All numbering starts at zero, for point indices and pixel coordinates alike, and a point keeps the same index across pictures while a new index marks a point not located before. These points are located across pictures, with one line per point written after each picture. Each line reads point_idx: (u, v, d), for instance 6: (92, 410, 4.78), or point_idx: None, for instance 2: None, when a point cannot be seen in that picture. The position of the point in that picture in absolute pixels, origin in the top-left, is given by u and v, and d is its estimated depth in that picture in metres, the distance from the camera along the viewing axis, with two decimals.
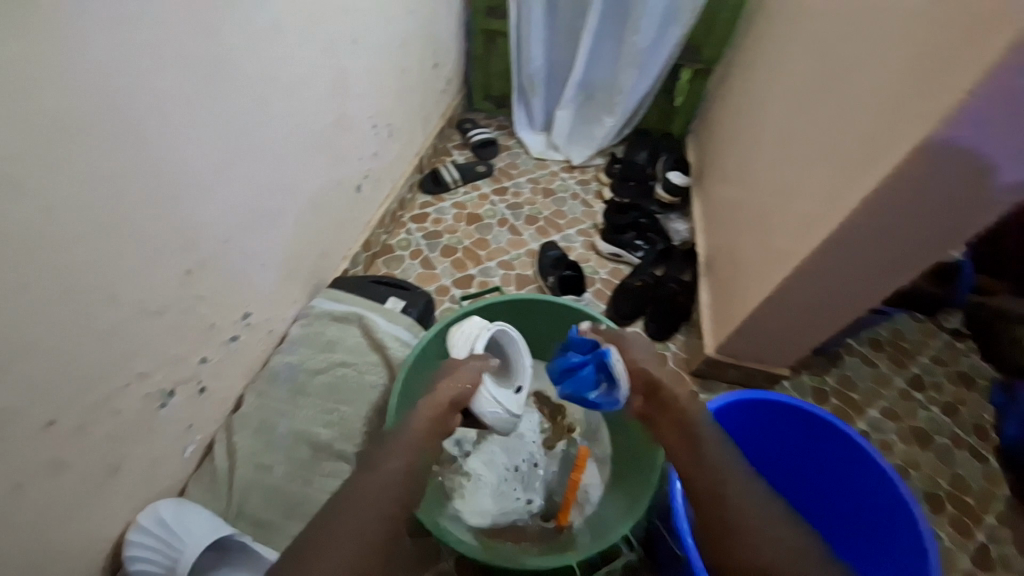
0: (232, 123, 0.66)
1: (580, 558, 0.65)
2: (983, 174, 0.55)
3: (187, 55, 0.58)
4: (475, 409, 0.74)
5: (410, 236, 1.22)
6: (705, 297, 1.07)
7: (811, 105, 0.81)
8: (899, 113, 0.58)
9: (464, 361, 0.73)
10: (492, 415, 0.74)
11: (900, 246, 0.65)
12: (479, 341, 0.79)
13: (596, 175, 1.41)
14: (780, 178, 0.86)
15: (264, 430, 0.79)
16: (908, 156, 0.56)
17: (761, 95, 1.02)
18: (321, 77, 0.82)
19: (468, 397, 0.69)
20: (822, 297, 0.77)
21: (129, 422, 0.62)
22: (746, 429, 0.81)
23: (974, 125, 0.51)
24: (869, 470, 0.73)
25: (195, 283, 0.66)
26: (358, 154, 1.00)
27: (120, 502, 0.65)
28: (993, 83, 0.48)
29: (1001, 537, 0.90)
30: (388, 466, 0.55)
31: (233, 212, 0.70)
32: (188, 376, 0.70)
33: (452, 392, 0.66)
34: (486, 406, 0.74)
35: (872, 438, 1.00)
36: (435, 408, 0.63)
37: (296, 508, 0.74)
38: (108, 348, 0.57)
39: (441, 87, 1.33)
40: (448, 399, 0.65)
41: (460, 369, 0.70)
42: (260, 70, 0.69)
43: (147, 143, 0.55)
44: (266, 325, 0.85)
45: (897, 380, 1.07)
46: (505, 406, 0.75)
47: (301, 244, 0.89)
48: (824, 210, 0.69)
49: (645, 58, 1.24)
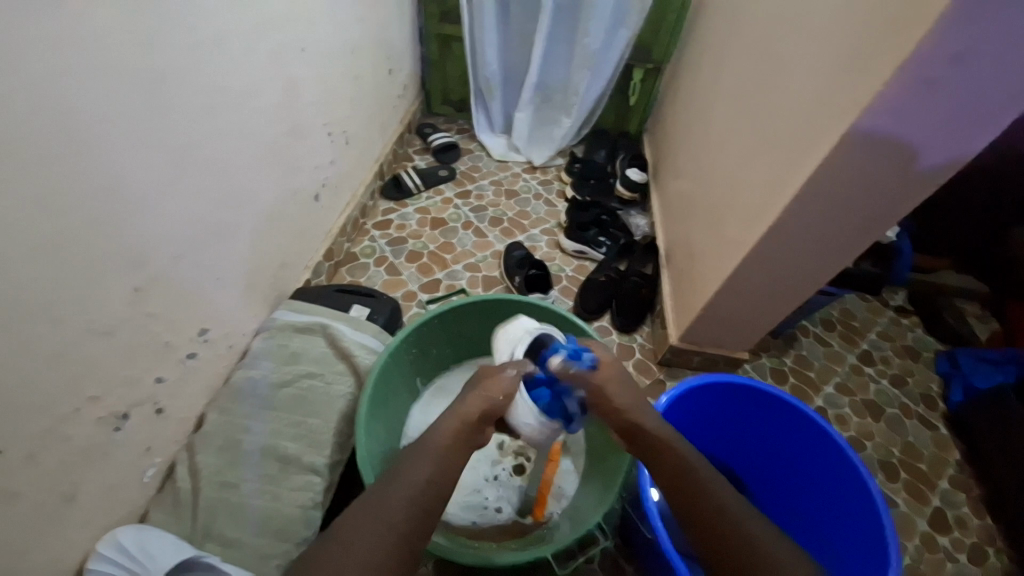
0: (178, 136, 0.65)
1: (551, 551, 0.65)
2: (906, 159, 0.59)
3: (126, 68, 0.56)
4: (512, 419, 0.67)
5: (375, 243, 1.22)
6: (666, 288, 1.10)
7: (751, 99, 0.85)
8: (827, 105, 0.62)
9: (499, 367, 0.64)
10: (527, 425, 0.66)
11: (838, 230, 0.69)
12: (520, 347, 0.69)
13: (557, 176, 1.44)
14: (727, 171, 0.90)
15: (228, 447, 0.77)
16: (837, 145, 0.59)
17: (708, 92, 1.06)
18: (270, 86, 0.81)
19: (501, 410, 0.62)
20: (772, 282, 0.81)
21: (82, 449, 0.60)
22: (710, 410, 0.84)
23: (891, 114, 0.55)
24: (828, 447, 0.76)
25: (145, 301, 0.64)
26: (314, 163, 0.99)
27: (77, 533, 0.62)
28: (907, 73, 0.51)
29: (954, 499, 0.95)
30: (400, 476, 0.54)
31: (184, 227, 0.69)
32: (143, 397, 0.68)
33: (480, 407, 0.59)
34: (522, 417, 0.66)
35: (828, 413, 1.05)
36: (463, 421, 0.59)
37: (265, 525, 0.72)
38: (54, 373, 0.54)
39: (398, 93, 1.33)
40: (476, 413, 0.59)
41: (495, 377, 0.62)
42: (205, 82, 0.67)
43: (86, 160, 0.54)
44: (226, 340, 0.83)
45: (848, 357, 1.13)
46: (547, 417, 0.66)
47: (258, 255, 0.87)
48: (767, 199, 0.73)
49: (597, 59, 1.28)
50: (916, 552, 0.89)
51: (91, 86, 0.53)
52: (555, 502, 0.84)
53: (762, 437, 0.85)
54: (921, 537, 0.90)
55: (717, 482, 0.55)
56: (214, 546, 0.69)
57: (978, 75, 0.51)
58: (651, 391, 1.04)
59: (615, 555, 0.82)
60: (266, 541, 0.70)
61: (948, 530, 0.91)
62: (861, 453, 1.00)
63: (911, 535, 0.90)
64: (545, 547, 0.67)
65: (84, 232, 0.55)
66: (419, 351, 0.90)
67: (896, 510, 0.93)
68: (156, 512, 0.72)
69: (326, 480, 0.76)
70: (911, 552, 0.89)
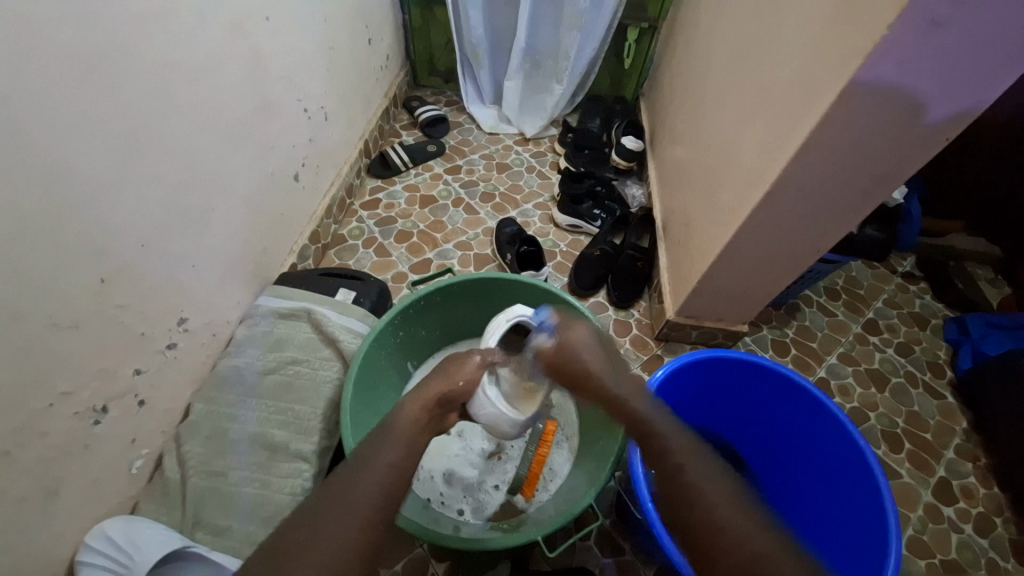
0: (130, 116, 0.61)
1: (546, 531, 0.64)
2: (911, 112, 0.55)
3: (61, 43, 0.52)
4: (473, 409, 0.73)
5: (363, 224, 1.19)
6: (662, 261, 1.06)
7: (747, 55, 0.80)
8: (827, 54, 0.57)
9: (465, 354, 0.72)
10: (485, 416, 0.72)
11: (840, 192, 0.65)
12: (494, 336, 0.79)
13: (550, 147, 1.40)
14: (723, 133, 0.86)
15: (215, 436, 0.77)
16: (836, 101, 0.54)
17: (704, 50, 1.00)
18: (234, 60, 0.76)
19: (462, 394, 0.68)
20: (770, 250, 0.77)
21: (60, 444, 0.59)
22: (705, 386, 0.81)
23: (897, 60, 0.50)
24: (826, 421, 0.73)
25: (112, 293, 0.62)
26: (290, 141, 0.95)
27: (65, 526, 0.62)
28: (912, 15, 0.46)
29: (959, 468, 0.93)
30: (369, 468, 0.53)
31: (147, 213, 0.66)
32: (122, 390, 0.66)
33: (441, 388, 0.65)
34: (482, 407, 0.72)
35: (831, 384, 1.02)
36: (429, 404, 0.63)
37: (255, 513, 0.71)
38: (17, 369, 0.53)
39: (380, 65, 1.28)
40: (436, 394, 0.64)
41: (460, 363, 0.70)
42: (157, 57, 0.63)
43: (28, 146, 0.50)
44: (208, 329, 0.82)
45: (853, 327, 1.10)
46: (503, 406, 0.72)
47: (237, 240, 0.85)
48: (764, 164, 0.68)
49: (586, 19, 1.21)
50: (919, 522, 0.87)
51: (26, 65, 0.49)
52: (547, 483, 0.83)
53: (760, 413, 0.83)
54: (924, 507, 0.89)
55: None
56: (204, 535, 0.69)
57: (993, 13, 0.46)
58: (648, 367, 1.02)
59: (611, 532, 0.82)
60: (257, 527, 0.70)
61: (953, 500, 0.90)
62: (865, 424, 0.97)
63: (914, 506, 0.89)
64: (540, 528, 0.66)
65: (37, 224, 0.52)
66: (407, 334, 0.88)
67: (899, 481, 0.91)
68: (146, 503, 0.72)
69: (315, 467, 0.75)
70: (914, 523, 0.87)
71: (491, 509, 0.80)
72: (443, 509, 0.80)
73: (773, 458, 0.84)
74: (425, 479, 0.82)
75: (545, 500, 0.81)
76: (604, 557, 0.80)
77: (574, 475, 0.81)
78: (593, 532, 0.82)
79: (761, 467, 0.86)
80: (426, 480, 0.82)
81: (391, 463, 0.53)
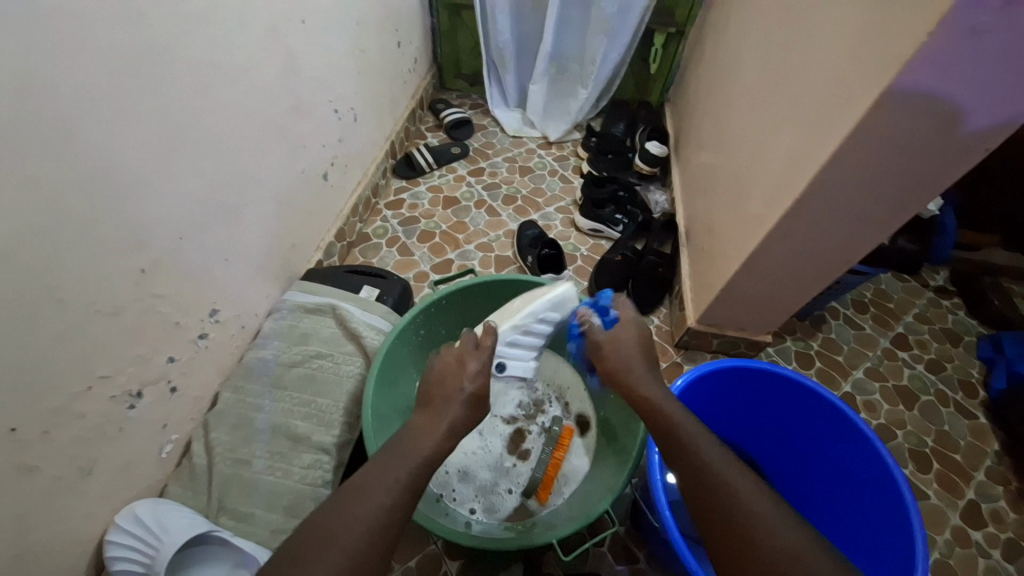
0: (173, 112, 0.64)
1: (562, 534, 0.64)
2: (950, 121, 0.53)
3: (111, 43, 0.54)
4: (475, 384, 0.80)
5: (387, 223, 1.21)
6: (685, 268, 1.05)
7: (778, 62, 0.79)
8: (863, 61, 0.56)
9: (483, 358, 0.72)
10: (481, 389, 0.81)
11: (870, 201, 0.64)
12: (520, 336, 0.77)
13: (573, 151, 1.40)
14: (751, 141, 0.85)
15: (241, 425, 0.79)
16: (871, 108, 0.53)
17: (734, 55, 0.99)
18: (271, 60, 0.79)
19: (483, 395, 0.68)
20: (797, 260, 0.76)
21: (96, 425, 0.61)
22: (726, 394, 0.80)
23: (935, 68, 0.49)
24: (852, 435, 0.71)
25: (150, 282, 0.65)
26: (321, 140, 0.97)
27: (97, 505, 0.65)
28: (955, 21, 0.45)
29: (990, 492, 0.89)
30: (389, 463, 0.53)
31: (185, 207, 0.68)
32: (156, 376, 0.69)
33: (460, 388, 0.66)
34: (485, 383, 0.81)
35: (856, 399, 0.99)
36: (448, 402, 0.63)
37: (275, 501, 0.73)
38: (61, 351, 0.55)
39: (408, 67, 1.30)
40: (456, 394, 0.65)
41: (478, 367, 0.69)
42: (197, 56, 0.65)
43: (76, 139, 0.53)
44: (237, 321, 0.84)
45: (881, 341, 1.07)
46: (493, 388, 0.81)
47: (267, 235, 0.87)
48: (794, 171, 0.67)
49: (613, 24, 1.21)
50: (947, 545, 0.84)
51: (78, 63, 0.52)
52: (562, 486, 0.83)
53: (782, 424, 0.81)
54: (952, 530, 0.86)
55: (728, 470, 0.52)
56: (228, 520, 0.71)
57: None
58: (668, 374, 1.01)
59: (625, 539, 0.81)
60: (278, 516, 0.72)
61: (982, 524, 0.86)
62: (891, 442, 0.94)
63: (941, 529, 0.86)
64: (556, 531, 0.66)
65: (84, 215, 0.55)
66: (428, 333, 0.89)
67: (926, 502, 0.88)
68: (174, 486, 0.74)
69: (335, 459, 0.77)
70: (941, 546, 0.84)
71: (503, 510, 0.81)
72: (457, 505, 0.80)
73: (795, 473, 0.82)
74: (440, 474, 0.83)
75: (557, 505, 0.81)
76: (617, 564, 0.79)
77: (589, 481, 0.81)
78: (607, 538, 0.81)
79: (781, 481, 0.84)
80: (442, 475, 0.83)
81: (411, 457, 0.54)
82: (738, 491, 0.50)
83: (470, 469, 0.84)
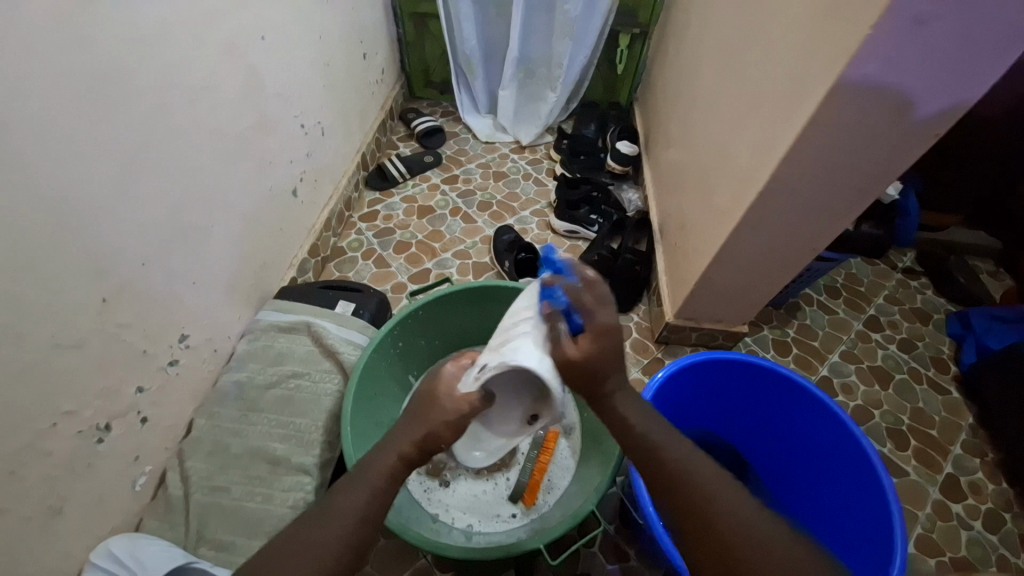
0: (128, 138, 0.62)
1: (549, 539, 0.63)
2: (902, 109, 0.55)
3: (57, 69, 0.53)
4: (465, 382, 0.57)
5: (362, 236, 1.20)
6: (661, 264, 1.06)
7: (736, 57, 0.81)
8: (815, 54, 0.57)
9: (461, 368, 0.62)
10: (470, 382, 0.56)
11: (828, 189, 0.65)
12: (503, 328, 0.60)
13: (546, 154, 1.41)
14: (715, 136, 0.87)
15: (217, 451, 0.77)
16: (824, 101, 0.55)
17: (695, 51, 1.00)
18: (230, 78, 0.78)
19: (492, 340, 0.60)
20: (764, 251, 0.77)
21: (63, 463, 0.59)
22: (706, 386, 0.81)
23: (881, 58, 0.50)
24: (830, 422, 0.72)
25: (114, 312, 0.63)
26: (288, 156, 0.96)
27: (69, 544, 0.62)
28: (897, 13, 0.47)
29: (966, 464, 0.92)
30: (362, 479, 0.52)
31: (147, 234, 0.67)
32: (124, 408, 0.67)
33: None
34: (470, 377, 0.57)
35: (834, 383, 1.01)
36: None
37: (257, 528, 0.71)
38: (24, 389, 0.54)
39: (375, 78, 1.30)
40: None
41: None
42: (150, 78, 0.64)
43: (23, 170, 0.51)
44: (210, 345, 0.82)
45: (855, 324, 1.09)
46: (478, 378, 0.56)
47: (237, 255, 0.86)
48: (756, 165, 0.69)
49: (577, 27, 1.22)
50: (928, 520, 0.86)
51: (24, 93, 0.50)
52: (549, 490, 0.83)
53: (763, 414, 0.82)
54: (932, 505, 0.87)
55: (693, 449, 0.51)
56: (208, 550, 0.69)
57: (980, 11, 0.46)
58: (649, 370, 1.01)
59: (615, 538, 0.81)
60: (260, 541, 0.70)
61: (961, 497, 0.88)
62: (870, 423, 0.96)
63: (922, 504, 0.87)
64: (543, 536, 0.65)
65: (41, 247, 0.54)
66: (407, 344, 0.88)
67: (905, 479, 0.90)
68: (150, 519, 0.72)
69: (317, 479, 0.76)
70: (923, 521, 0.86)
71: (493, 519, 0.80)
72: (452, 521, 0.79)
73: (778, 463, 0.83)
74: (433, 492, 0.82)
75: (546, 509, 0.80)
76: (608, 563, 0.80)
77: (576, 483, 0.81)
78: (597, 538, 0.81)
79: (765, 472, 0.85)
80: (425, 488, 0.82)
81: (374, 468, 0.52)
82: (696, 475, 0.49)
83: (459, 481, 0.83)
